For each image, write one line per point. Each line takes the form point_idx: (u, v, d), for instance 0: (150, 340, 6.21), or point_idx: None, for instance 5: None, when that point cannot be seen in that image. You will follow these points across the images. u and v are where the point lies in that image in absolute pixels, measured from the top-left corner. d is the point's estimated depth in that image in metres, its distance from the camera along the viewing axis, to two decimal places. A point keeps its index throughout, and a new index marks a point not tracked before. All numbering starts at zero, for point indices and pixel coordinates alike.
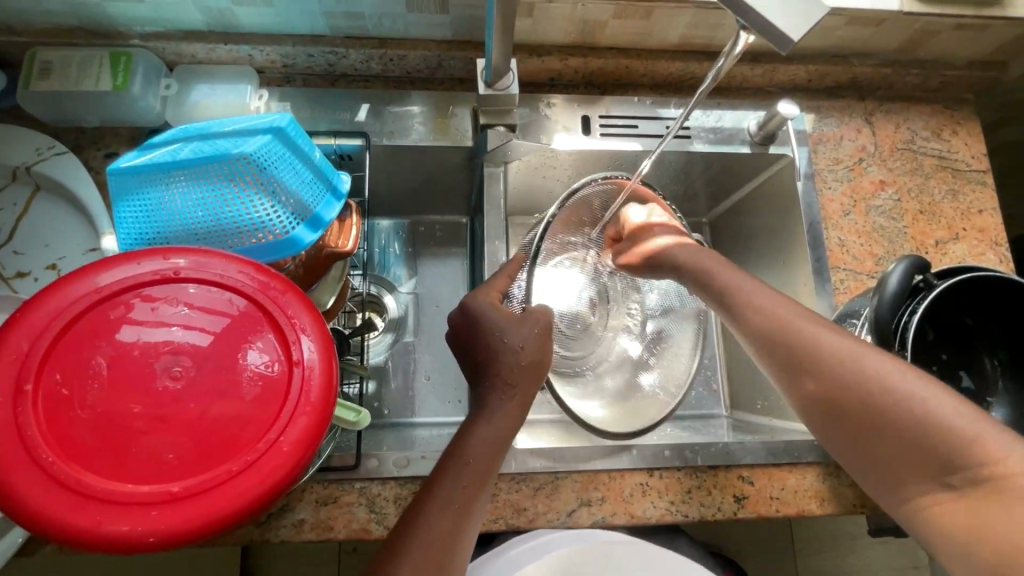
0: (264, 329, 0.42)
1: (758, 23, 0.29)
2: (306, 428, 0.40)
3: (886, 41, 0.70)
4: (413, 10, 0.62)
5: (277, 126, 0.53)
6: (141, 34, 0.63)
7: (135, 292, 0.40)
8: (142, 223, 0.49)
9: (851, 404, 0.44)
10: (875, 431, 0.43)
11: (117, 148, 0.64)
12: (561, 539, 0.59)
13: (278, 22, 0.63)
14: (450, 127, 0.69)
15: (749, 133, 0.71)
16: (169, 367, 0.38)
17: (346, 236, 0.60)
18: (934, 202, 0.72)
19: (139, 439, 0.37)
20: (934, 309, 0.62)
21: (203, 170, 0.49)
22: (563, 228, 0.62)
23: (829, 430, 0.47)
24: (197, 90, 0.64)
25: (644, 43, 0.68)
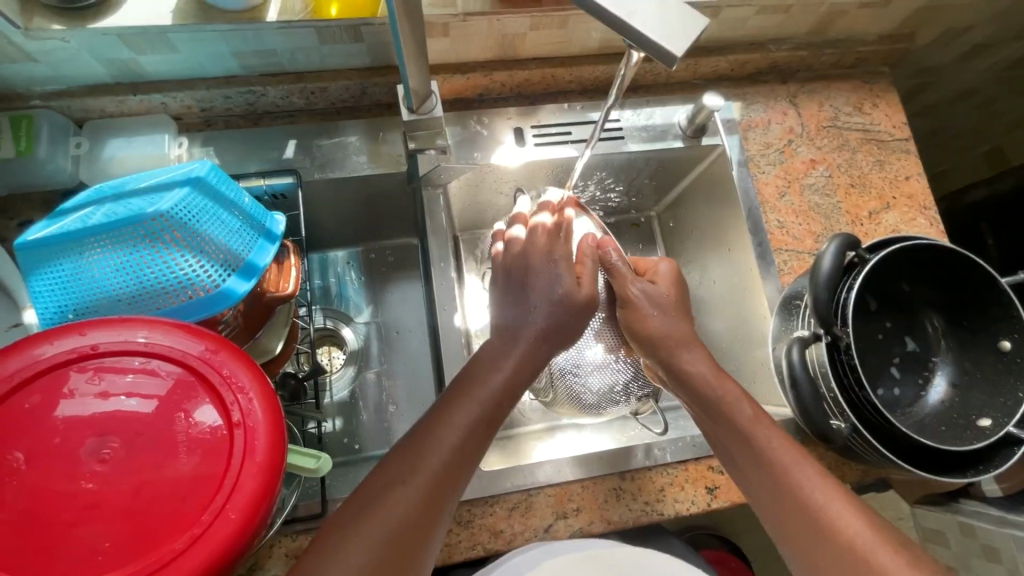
0: (199, 394, 0.40)
1: (641, 42, 0.30)
2: (253, 490, 0.39)
3: (797, 25, 0.72)
4: (328, 42, 0.60)
5: (195, 177, 0.52)
6: (43, 94, 0.60)
7: (53, 375, 0.39)
8: (59, 296, 0.47)
9: (771, 477, 0.49)
10: (806, 525, 0.46)
11: (32, 214, 0.61)
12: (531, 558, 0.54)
13: (187, 68, 0.61)
14: (384, 153, 0.68)
15: (680, 128, 0.72)
16: (97, 451, 0.37)
17: (286, 277, 0.59)
18: (864, 174, 0.74)
19: (69, 532, 0.35)
20: (873, 279, 0.64)
21: (119, 233, 0.47)
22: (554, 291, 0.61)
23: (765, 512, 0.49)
24: (111, 144, 0.61)
25: (566, 51, 0.68)
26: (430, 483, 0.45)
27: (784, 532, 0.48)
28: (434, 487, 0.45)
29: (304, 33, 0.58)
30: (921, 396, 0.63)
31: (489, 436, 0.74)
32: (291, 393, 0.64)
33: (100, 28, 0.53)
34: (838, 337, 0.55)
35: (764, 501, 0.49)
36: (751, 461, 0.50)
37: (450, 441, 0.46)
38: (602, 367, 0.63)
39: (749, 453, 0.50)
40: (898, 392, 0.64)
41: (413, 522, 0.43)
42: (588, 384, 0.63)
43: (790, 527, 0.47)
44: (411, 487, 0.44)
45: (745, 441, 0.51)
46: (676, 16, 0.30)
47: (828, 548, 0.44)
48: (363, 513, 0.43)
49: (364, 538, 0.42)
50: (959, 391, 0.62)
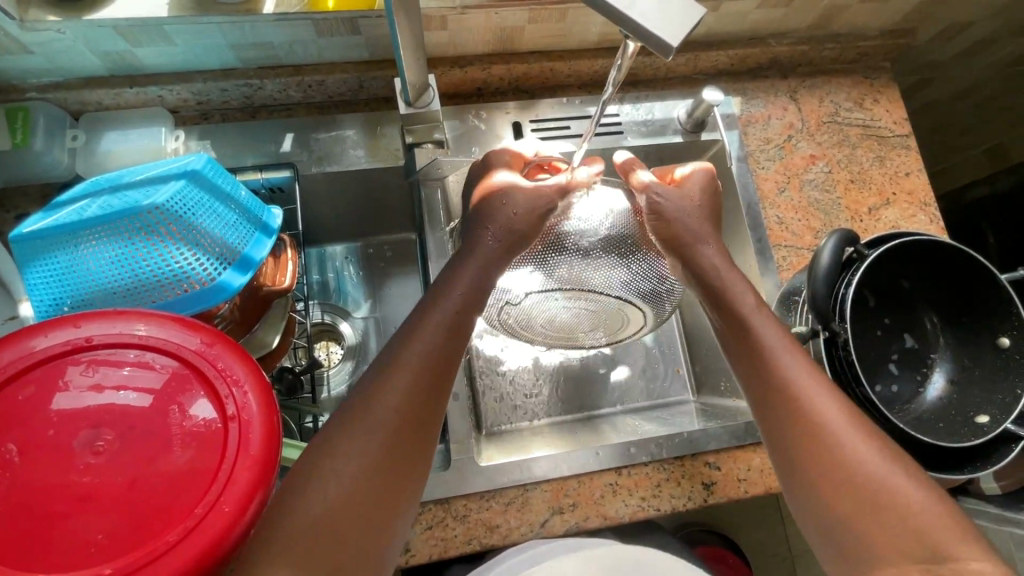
0: (194, 387, 0.40)
1: (638, 32, 0.29)
2: (248, 483, 0.39)
3: (798, 20, 0.71)
4: (326, 35, 0.60)
5: (191, 171, 0.51)
6: (39, 86, 0.59)
7: (48, 367, 0.38)
8: (55, 288, 0.47)
9: (783, 395, 0.48)
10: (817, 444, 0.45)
11: (28, 207, 0.61)
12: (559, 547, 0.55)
13: (184, 60, 0.60)
14: (382, 147, 0.67)
15: (679, 122, 0.72)
16: (90, 443, 0.37)
17: (282, 271, 0.59)
18: (864, 171, 0.74)
19: (63, 524, 0.35)
20: (871, 276, 0.64)
21: (113, 226, 0.47)
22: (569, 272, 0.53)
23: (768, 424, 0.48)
24: (108, 138, 0.61)
25: (565, 44, 0.68)
26: (404, 402, 0.45)
27: (788, 444, 0.47)
28: (409, 418, 0.45)
29: (301, 26, 0.58)
30: (919, 392, 0.63)
31: (486, 432, 0.74)
32: (288, 387, 0.65)
33: (96, 20, 0.53)
34: (836, 333, 0.55)
35: (771, 417, 0.48)
36: (763, 379, 0.49)
37: (421, 388, 0.46)
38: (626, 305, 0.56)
39: (798, 435, 0.46)
40: (896, 388, 0.63)
41: (393, 450, 0.44)
42: (617, 315, 0.58)
43: (797, 442, 0.46)
44: (384, 418, 0.44)
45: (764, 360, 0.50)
46: (674, 5, 0.29)
47: (837, 467, 0.44)
48: (338, 448, 0.43)
49: (339, 477, 0.42)
50: (957, 389, 0.61)
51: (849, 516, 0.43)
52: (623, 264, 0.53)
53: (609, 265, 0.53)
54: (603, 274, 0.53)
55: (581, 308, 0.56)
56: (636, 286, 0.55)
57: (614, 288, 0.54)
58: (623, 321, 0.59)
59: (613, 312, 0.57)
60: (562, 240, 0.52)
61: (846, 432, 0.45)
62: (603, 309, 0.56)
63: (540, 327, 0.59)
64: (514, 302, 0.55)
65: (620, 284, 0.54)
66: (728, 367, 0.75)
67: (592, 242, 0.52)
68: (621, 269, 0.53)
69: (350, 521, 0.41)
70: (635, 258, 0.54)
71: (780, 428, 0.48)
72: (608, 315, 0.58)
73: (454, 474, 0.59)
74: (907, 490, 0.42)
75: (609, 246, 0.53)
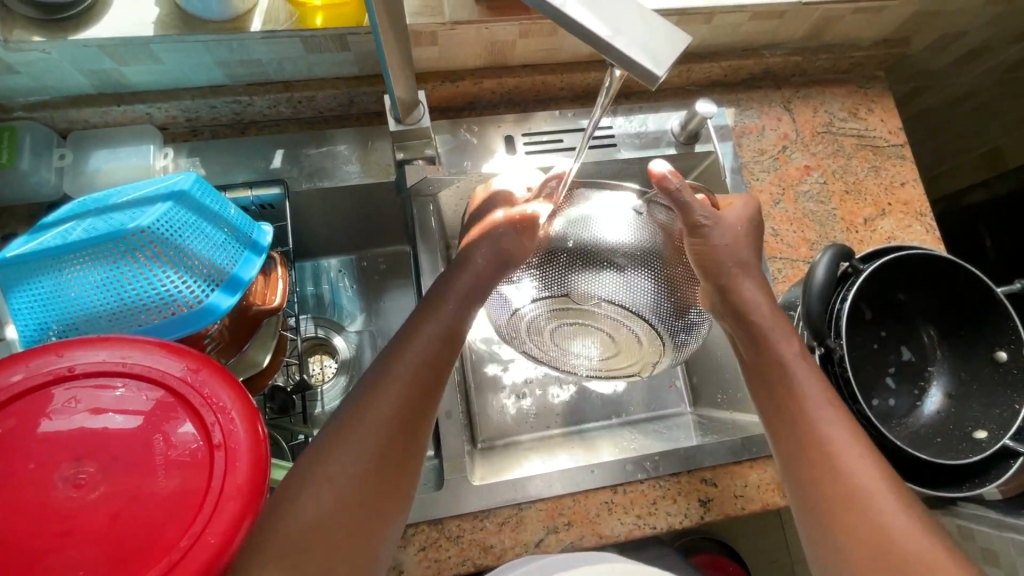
0: (179, 414, 0.39)
1: (622, 61, 0.29)
2: (234, 514, 0.38)
3: (790, 31, 0.71)
4: (314, 51, 0.59)
5: (178, 191, 0.51)
6: (26, 105, 0.59)
7: (32, 397, 0.38)
8: (40, 313, 0.46)
9: (803, 430, 0.48)
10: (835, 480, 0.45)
11: (16, 227, 0.60)
12: (559, 561, 0.53)
13: (172, 77, 0.60)
14: (373, 162, 0.67)
15: (673, 134, 0.72)
16: (72, 475, 0.36)
17: (273, 289, 0.58)
18: (859, 181, 0.74)
19: (42, 561, 0.34)
20: (867, 288, 0.63)
21: (98, 249, 0.46)
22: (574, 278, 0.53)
23: (788, 456, 0.49)
24: (96, 156, 0.61)
25: (556, 57, 0.67)
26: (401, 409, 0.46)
27: (805, 477, 0.47)
28: (407, 423, 0.46)
29: (289, 43, 0.57)
30: (917, 406, 0.62)
31: (481, 447, 0.73)
32: (279, 405, 0.65)
33: (82, 40, 0.52)
34: (832, 350, 0.54)
35: (791, 449, 0.49)
36: (782, 413, 0.50)
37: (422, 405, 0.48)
38: (634, 324, 0.54)
39: (812, 464, 0.47)
40: (894, 402, 0.62)
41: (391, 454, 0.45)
42: (630, 336, 0.56)
43: (815, 476, 0.46)
44: (382, 419, 0.45)
45: (787, 393, 0.50)
46: (658, 34, 0.29)
47: (851, 505, 0.44)
48: (334, 450, 0.43)
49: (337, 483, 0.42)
50: (955, 403, 0.61)
51: (860, 553, 0.43)
52: (645, 278, 0.53)
53: (616, 276, 0.53)
54: (607, 285, 0.53)
55: (589, 321, 0.55)
56: (645, 304, 0.53)
57: (634, 304, 0.53)
58: (640, 346, 0.57)
59: (625, 332, 0.55)
60: (577, 249, 0.54)
61: (862, 468, 0.45)
62: (613, 325, 0.55)
63: (537, 341, 0.59)
64: (515, 310, 0.56)
65: (628, 298, 0.53)
66: (724, 380, 0.74)
67: (607, 253, 0.53)
68: (642, 284, 0.53)
69: (343, 529, 0.41)
70: (657, 275, 0.54)
71: (797, 456, 0.48)
72: (620, 336, 0.56)
73: (448, 493, 0.59)
74: (925, 543, 0.42)
75: (631, 257, 0.53)
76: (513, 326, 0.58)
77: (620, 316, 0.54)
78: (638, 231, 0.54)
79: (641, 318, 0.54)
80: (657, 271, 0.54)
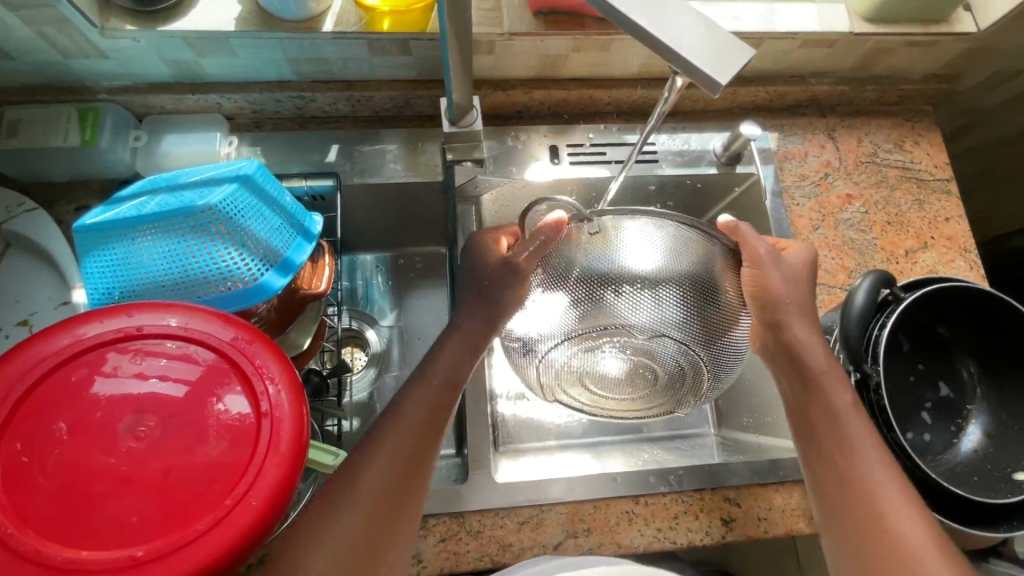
0: (231, 380, 0.42)
1: (688, 70, 0.30)
2: (275, 480, 0.40)
3: (840, 60, 0.71)
4: (378, 53, 0.62)
5: (243, 175, 0.54)
6: (110, 89, 0.63)
7: (101, 351, 0.40)
8: (110, 278, 0.49)
9: (829, 447, 0.50)
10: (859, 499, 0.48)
11: (88, 200, 0.64)
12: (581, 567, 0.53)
13: (244, 71, 0.64)
14: (420, 162, 0.70)
15: (715, 154, 0.73)
16: (133, 427, 0.38)
17: (319, 276, 0.61)
18: (901, 213, 0.73)
19: (100, 503, 0.36)
20: (907, 319, 0.62)
21: (169, 222, 0.50)
22: (592, 299, 0.51)
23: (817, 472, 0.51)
24: (167, 140, 0.65)
25: (605, 73, 0.69)
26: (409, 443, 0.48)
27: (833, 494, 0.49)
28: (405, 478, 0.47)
29: (356, 45, 0.61)
30: (953, 443, 0.60)
31: (500, 449, 0.74)
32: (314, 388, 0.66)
33: (168, 31, 0.56)
34: (869, 375, 0.54)
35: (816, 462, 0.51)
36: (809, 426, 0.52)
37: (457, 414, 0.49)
38: (657, 350, 0.53)
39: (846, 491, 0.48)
40: (929, 437, 0.61)
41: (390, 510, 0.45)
42: (647, 361, 0.54)
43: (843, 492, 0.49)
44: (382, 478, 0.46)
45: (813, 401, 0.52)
46: (721, 46, 0.30)
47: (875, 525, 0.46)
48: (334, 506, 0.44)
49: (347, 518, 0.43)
50: (994, 443, 0.59)
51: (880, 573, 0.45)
52: (678, 304, 0.51)
53: (646, 302, 0.51)
54: (636, 308, 0.51)
55: (615, 346, 0.53)
56: (677, 332, 0.52)
57: (662, 326, 0.52)
58: (662, 377, 0.55)
59: (645, 359, 0.54)
60: (597, 266, 0.51)
61: (904, 519, 0.46)
62: (636, 351, 0.53)
63: (547, 376, 0.56)
64: (535, 336, 0.54)
65: (655, 324, 0.51)
66: (752, 402, 0.74)
67: (636, 277, 0.51)
68: (676, 308, 0.51)
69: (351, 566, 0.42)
70: (703, 306, 0.52)
71: (834, 496, 0.49)
72: (640, 363, 0.54)
73: (470, 488, 0.60)
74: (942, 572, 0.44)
75: (656, 275, 0.51)
76: (523, 358, 0.56)
77: (647, 340, 0.52)
78: (677, 253, 0.51)
79: (670, 345, 0.52)
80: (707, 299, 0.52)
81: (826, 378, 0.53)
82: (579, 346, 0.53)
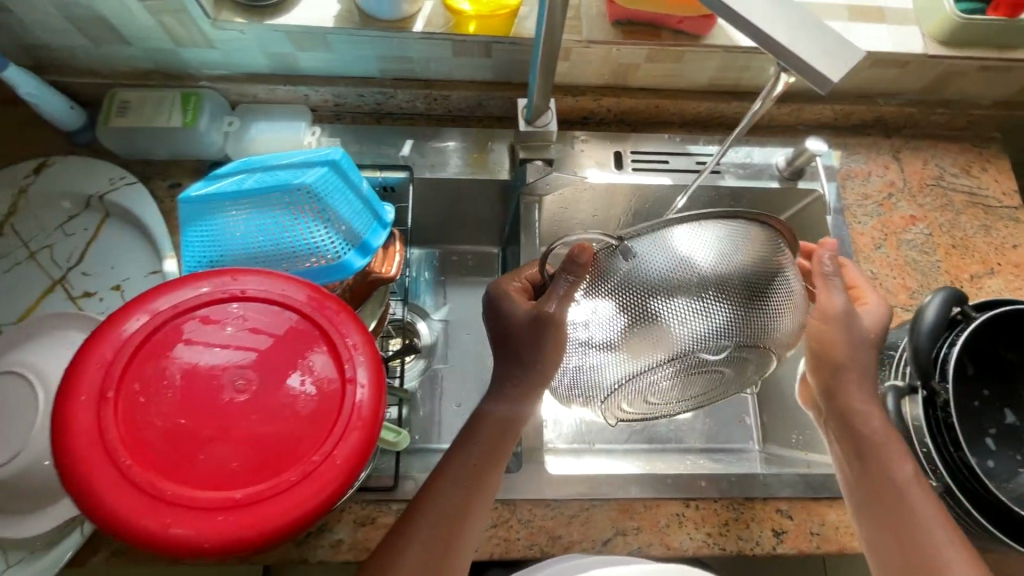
0: (321, 345, 0.44)
1: (799, 67, 0.32)
2: (357, 443, 0.42)
3: (909, 82, 0.72)
4: (460, 55, 0.66)
5: (331, 159, 0.57)
6: (211, 77, 0.68)
7: (207, 309, 0.43)
8: (208, 246, 0.53)
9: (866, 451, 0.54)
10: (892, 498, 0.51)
11: (181, 178, 0.69)
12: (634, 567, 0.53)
13: (334, 66, 0.68)
14: (488, 161, 0.72)
15: (778, 168, 0.74)
16: (234, 380, 0.41)
17: (390, 262, 0.62)
18: (967, 237, 0.72)
19: (205, 447, 0.39)
20: (975, 342, 0.61)
21: (266, 199, 0.53)
22: (636, 303, 0.50)
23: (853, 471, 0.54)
24: (256, 127, 0.69)
25: (674, 84, 0.71)
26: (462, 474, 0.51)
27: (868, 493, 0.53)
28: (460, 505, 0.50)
29: (442, 46, 0.64)
30: (1019, 472, 0.59)
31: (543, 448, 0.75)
32: None
33: (273, 25, 0.61)
34: (936, 393, 0.53)
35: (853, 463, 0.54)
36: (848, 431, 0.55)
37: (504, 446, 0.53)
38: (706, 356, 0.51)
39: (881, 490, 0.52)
40: (993, 464, 0.59)
41: (450, 518, 0.49)
42: (695, 368, 0.52)
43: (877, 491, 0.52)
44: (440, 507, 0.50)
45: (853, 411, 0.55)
46: (832, 47, 0.32)
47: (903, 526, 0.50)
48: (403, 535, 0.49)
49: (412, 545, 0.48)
50: None
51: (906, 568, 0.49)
52: (725, 306, 0.50)
53: (693, 304, 0.50)
54: (684, 312, 0.50)
55: (663, 356, 0.51)
56: (725, 334, 0.51)
57: (710, 330, 0.50)
58: (708, 379, 0.55)
59: (694, 367, 0.52)
60: (637, 270, 0.50)
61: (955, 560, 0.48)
62: (686, 359, 0.51)
63: (591, 394, 0.54)
64: (579, 343, 0.52)
65: (705, 329, 0.50)
66: (803, 418, 0.73)
67: (683, 278, 0.49)
68: (723, 310, 0.50)
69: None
70: (761, 301, 0.51)
71: (880, 517, 0.52)
72: (688, 371, 0.52)
73: (523, 477, 0.61)
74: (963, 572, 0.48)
75: (702, 274, 0.49)
76: (566, 370, 0.54)
77: (697, 346, 0.50)
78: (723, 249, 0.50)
79: (719, 348, 0.51)
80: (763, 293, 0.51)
81: (874, 404, 0.54)
82: (626, 357, 0.51)
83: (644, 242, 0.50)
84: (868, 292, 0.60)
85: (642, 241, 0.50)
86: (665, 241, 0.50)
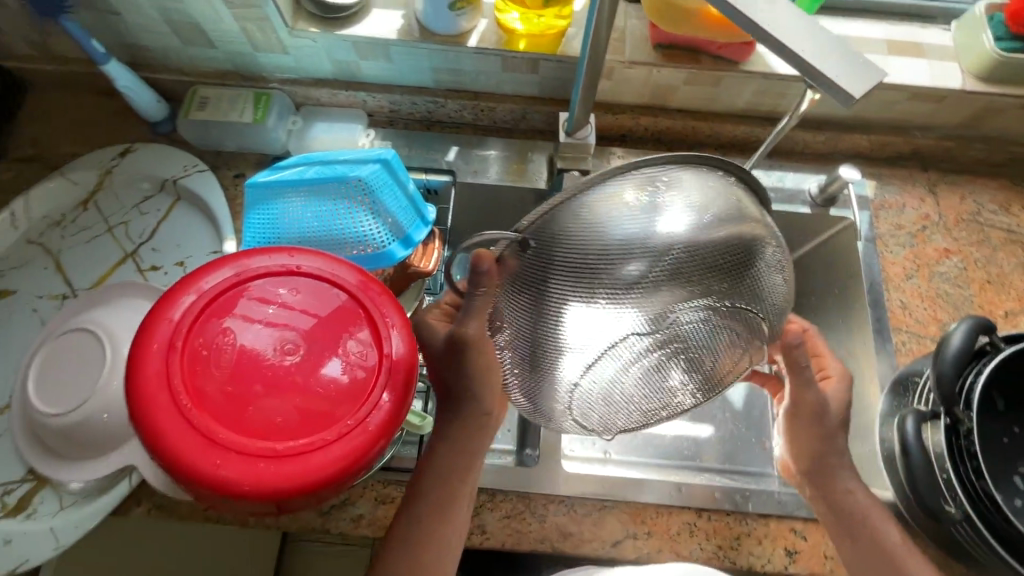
0: (363, 322, 0.48)
1: (823, 83, 0.35)
2: (388, 413, 0.45)
3: (948, 117, 0.73)
4: (509, 70, 0.71)
5: (384, 158, 0.61)
6: (281, 80, 0.75)
7: (266, 280, 0.48)
8: (268, 227, 0.58)
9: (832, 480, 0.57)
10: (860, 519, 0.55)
11: (246, 169, 0.75)
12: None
13: (392, 75, 0.74)
14: (526, 171, 0.76)
15: (810, 195, 0.75)
16: (284, 344, 0.45)
17: (428, 258, 0.66)
18: (1003, 274, 0.72)
19: (256, 400, 0.43)
20: (1005, 377, 0.61)
21: (323, 189, 0.58)
22: (586, 283, 0.42)
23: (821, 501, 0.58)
24: (316, 127, 0.75)
25: (711, 107, 0.74)
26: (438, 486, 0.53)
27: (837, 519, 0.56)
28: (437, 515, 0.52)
29: (493, 60, 0.69)
30: None
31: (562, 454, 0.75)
32: None
33: (343, 35, 0.67)
34: (959, 420, 0.53)
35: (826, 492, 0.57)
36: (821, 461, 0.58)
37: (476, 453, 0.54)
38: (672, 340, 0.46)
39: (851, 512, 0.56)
40: (1021, 503, 0.58)
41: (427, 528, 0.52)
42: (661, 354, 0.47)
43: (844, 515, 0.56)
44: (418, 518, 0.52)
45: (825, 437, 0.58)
46: (856, 67, 0.35)
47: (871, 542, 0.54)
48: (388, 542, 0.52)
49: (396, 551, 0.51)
50: None
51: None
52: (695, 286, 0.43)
53: (657, 283, 0.42)
54: (646, 295, 0.43)
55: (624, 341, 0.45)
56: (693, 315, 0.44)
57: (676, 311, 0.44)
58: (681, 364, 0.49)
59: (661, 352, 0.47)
60: (586, 244, 0.41)
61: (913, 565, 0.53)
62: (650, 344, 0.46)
63: (543, 387, 0.49)
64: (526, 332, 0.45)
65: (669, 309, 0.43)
66: None
67: (643, 252, 0.41)
68: (693, 291, 0.43)
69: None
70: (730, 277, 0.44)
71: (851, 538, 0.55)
72: (654, 357, 0.47)
73: (539, 472, 0.63)
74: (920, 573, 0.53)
75: (647, 255, 0.41)
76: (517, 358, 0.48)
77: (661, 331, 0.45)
78: (672, 220, 0.41)
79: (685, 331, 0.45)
80: (738, 267, 0.44)
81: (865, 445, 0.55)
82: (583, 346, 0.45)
83: (591, 209, 0.41)
84: (833, 366, 0.60)
85: (588, 207, 0.41)
86: (590, 214, 0.41)
